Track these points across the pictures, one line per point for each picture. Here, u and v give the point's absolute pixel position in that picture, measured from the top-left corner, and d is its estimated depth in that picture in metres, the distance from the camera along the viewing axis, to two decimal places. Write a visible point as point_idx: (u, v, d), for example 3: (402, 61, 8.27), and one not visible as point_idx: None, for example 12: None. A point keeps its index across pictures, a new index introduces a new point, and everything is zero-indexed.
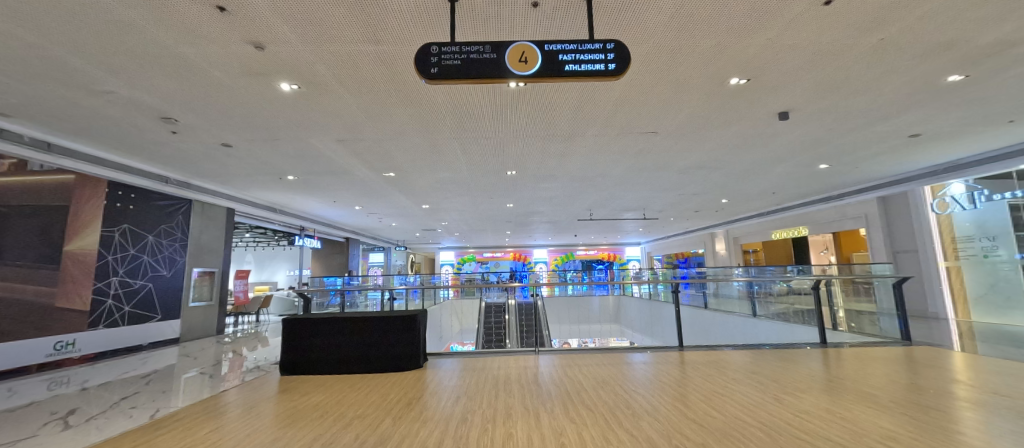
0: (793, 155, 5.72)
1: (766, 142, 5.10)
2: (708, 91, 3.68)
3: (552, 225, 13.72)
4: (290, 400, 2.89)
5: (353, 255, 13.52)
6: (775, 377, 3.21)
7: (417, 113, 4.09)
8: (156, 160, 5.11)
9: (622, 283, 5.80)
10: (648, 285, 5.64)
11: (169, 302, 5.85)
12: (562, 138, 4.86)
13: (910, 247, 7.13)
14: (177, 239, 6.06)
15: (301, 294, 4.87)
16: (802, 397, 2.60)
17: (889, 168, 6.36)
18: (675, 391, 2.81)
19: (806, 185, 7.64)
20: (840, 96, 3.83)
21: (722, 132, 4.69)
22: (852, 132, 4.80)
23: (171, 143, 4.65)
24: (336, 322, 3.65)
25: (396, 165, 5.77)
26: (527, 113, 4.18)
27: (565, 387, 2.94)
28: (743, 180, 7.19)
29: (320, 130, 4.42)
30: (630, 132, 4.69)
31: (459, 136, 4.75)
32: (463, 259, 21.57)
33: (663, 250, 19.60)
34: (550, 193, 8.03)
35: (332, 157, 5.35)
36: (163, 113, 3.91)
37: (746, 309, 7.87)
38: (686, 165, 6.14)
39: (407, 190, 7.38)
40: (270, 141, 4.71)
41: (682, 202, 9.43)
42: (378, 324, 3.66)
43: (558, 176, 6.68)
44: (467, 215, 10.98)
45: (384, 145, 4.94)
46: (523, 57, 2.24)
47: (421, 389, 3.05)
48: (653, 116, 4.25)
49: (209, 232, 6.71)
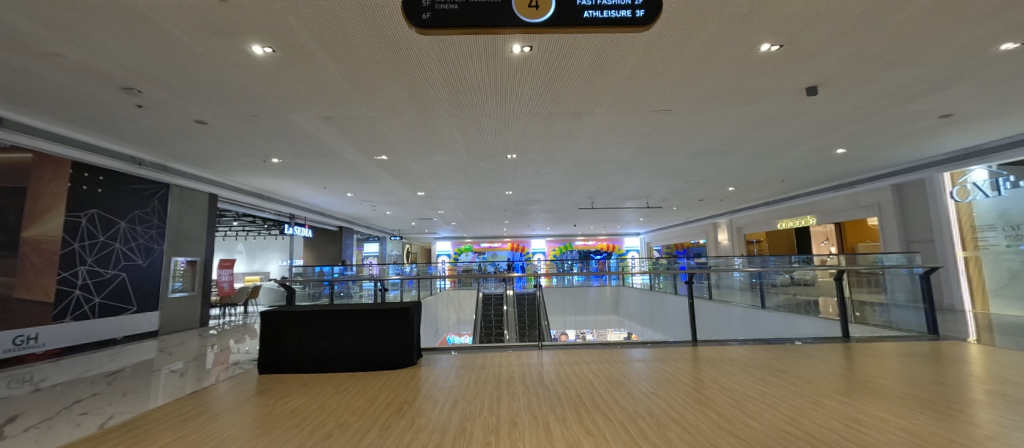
0: (812, 138, 5.38)
1: (787, 123, 4.75)
2: (733, 61, 3.30)
3: (552, 214, 13.39)
4: (265, 404, 2.55)
5: (347, 245, 13.14)
6: (804, 375, 2.91)
7: (409, 86, 3.69)
8: (125, 139, 4.68)
9: (620, 273, 5.40)
10: (648, 274, 5.17)
11: (146, 293, 5.47)
12: (568, 117, 4.49)
13: (926, 237, 6.86)
14: (153, 226, 5.65)
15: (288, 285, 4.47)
16: (847, 403, 2.29)
17: (910, 153, 6.04)
18: (700, 393, 2.50)
19: (818, 172, 7.32)
20: (877, 68, 3.47)
21: (741, 111, 4.34)
22: (881, 111, 4.45)
23: (139, 120, 4.22)
24: (321, 316, 3.31)
25: (389, 148, 5.38)
26: (531, 87, 3.79)
27: (575, 390, 2.61)
28: (754, 166, 6.86)
29: (302, 106, 4.00)
30: (642, 110, 4.32)
31: (455, 114, 4.36)
32: (460, 249, 21.27)
33: (663, 241, 19.38)
34: (552, 180, 7.68)
35: (319, 138, 4.96)
36: (124, 83, 3.49)
37: (747, 300, 7.66)
38: (697, 150, 5.79)
39: (401, 176, 7.00)
40: (248, 119, 4.29)
41: (686, 191, 9.12)
42: (368, 318, 3.29)
43: (561, 161, 6.32)
44: (464, 204, 10.63)
45: (374, 124, 4.54)
46: (533, 2, 1.86)
47: (414, 391, 2.72)
48: (669, 91, 3.88)
49: (189, 219, 6.29)
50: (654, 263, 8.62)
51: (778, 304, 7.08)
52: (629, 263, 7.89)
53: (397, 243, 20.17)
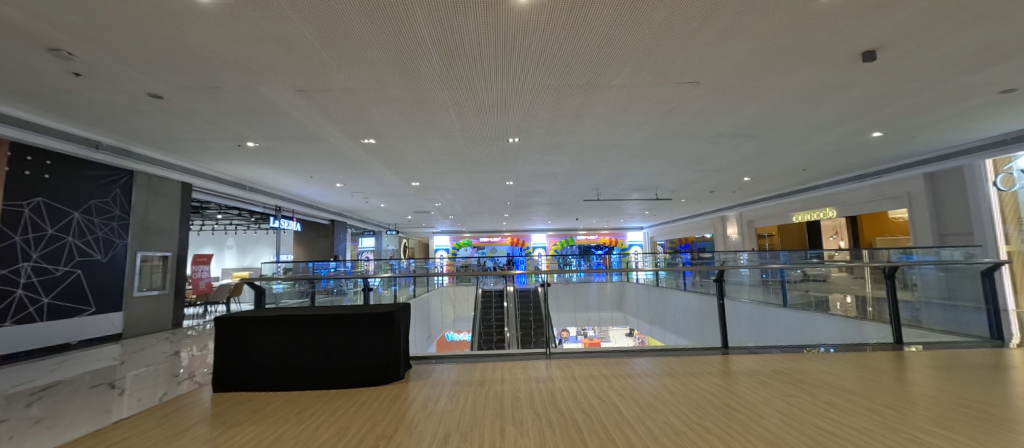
0: (849, 118, 4.83)
1: (827, 99, 4.18)
2: (783, 16, 2.73)
3: (554, 207, 12.85)
4: (203, 438, 1.99)
5: (340, 239, 12.59)
6: (875, 395, 2.39)
7: (393, 49, 3.12)
8: (72, 116, 4.08)
9: (621, 270, 4.64)
10: (651, 271, 4.51)
11: (108, 291, 4.91)
12: (578, 90, 3.92)
13: (962, 230, 6.33)
14: (114, 217, 5.07)
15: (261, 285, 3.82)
16: (960, 440, 1.74)
17: (952, 137, 5.49)
18: (758, 424, 1.95)
19: (845, 160, 6.77)
20: (951, 27, 2.91)
21: (778, 84, 3.78)
22: (937, 84, 3.89)
23: (81, 93, 3.63)
24: (288, 323, 2.76)
25: (377, 130, 4.82)
26: (538, 51, 3.22)
27: (598, 420, 2.05)
28: (777, 153, 6.31)
29: (271, 75, 3.43)
30: (664, 83, 3.76)
31: (450, 86, 3.79)
32: (458, 244, 20.77)
33: (667, 235, 18.89)
34: (557, 168, 7.11)
35: (297, 117, 4.37)
36: (50, 44, 2.90)
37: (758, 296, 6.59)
38: (719, 133, 5.23)
39: (392, 163, 6.42)
40: (211, 92, 3.72)
41: (698, 181, 8.58)
42: (345, 325, 2.76)
43: (567, 146, 5.76)
44: (462, 196, 10.07)
45: (357, 100, 3.97)
46: None
47: (395, 419, 2.16)
48: (699, 57, 3.31)
49: (159, 209, 5.71)
50: (655, 258, 8.08)
51: (793, 301, 6.53)
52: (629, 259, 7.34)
53: (394, 237, 19.65)
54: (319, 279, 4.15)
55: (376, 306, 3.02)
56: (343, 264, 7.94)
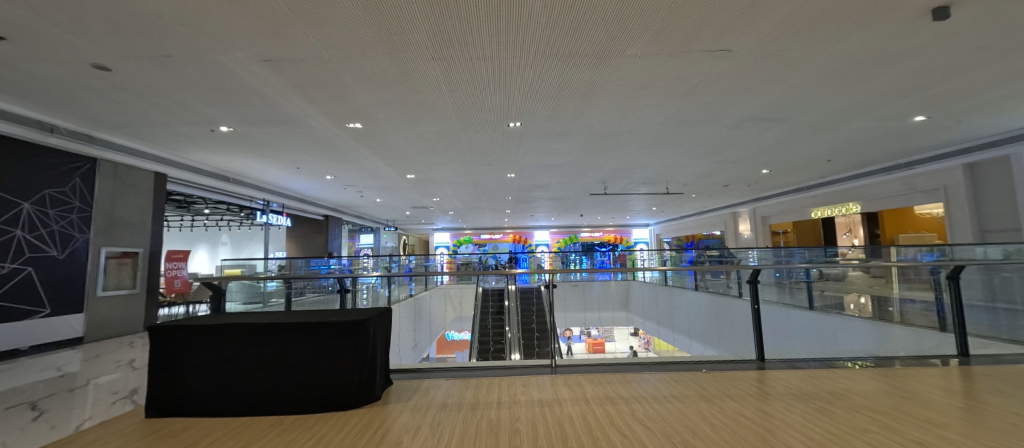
0: (893, 99, 4.28)
1: (875, 73, 3.64)
2: None
3: (558, 203, 12.33)
4: None
5: (335, 236, 12.12)
6: (974, 428, 1.87)
7: (370, 7, 2.61)
8: (13, 93, 3.60)
9: (625, 269, 4.01)
10: (657, 271, 3.90)
11: (67, 291, 4.46)
12: (589, 62, 3.41)
13: (1007, 226, 5.76)
14: (73, 210, 4.60)
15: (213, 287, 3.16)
16: None
17: (1003, 121, 4.92)
18: None
19: (876, 149, 6.21)
20: None
21: (822, 52, 3.24)
22: (1006, 55, 3.35)
23: (15, 63, 3.15)
24: (238, 332, 2.25)
25: (362, 111, 4.31)
26: (543, 11, 2.69)
27: None
28: (804, 142, 5.76)
29: (229, 41, 2.92)
30: (689, 52, 3.23)
31: (440, 56, 3.27)
32: (459, 241, 20.32)
33: (674, 232, 18.30)
34: (561, 159, 6.60)
35: (269, 95, 3.86)
36: None
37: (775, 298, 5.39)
38: (744, 116, 4.70)
39: (383, 153, 5.92)
40: (166, 63, 3.22)
41: (712, 174, 8.04)
42: (308, 336, 2.26)
43: (574, 133, 5.24)
44: (461, 190, 9.56)
45: (335, 73, 3.46)
46: None
47: None
48: (735, 19, 2.78)
49: (128, 201, 5.23)
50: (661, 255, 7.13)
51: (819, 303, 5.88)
52: (637, 256, 6.81)
53: (393, 234, 19.21)
54: (294, 279, 3.54)
55: (349, 312, 2.53)
56: (341, 260, 7.43)
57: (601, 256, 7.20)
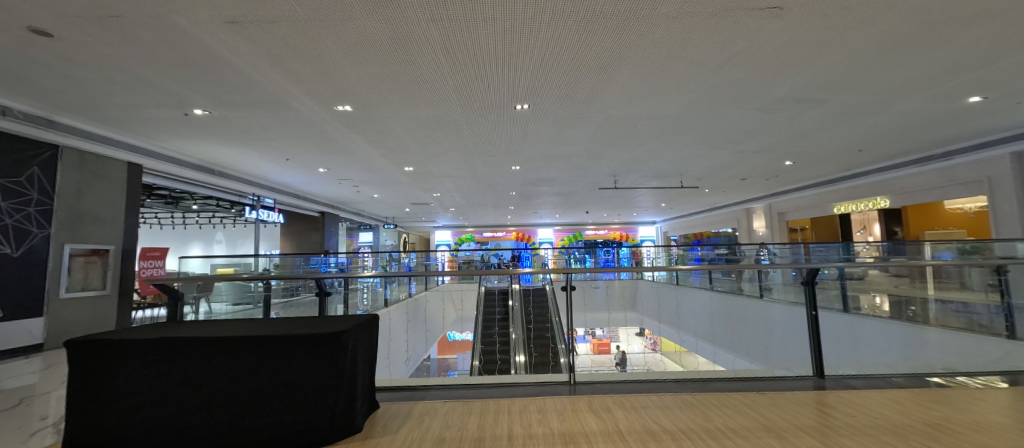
0: (953, 73, 3.77)
1: (942, 39, 3.14)
2: None
3: (563, 199, 11.83)
4: None
5: (331, 233, 11.65)
6: None
7: None
8: None
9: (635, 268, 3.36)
10: (665, 270, 3.20)
11: (22, 292, 4.00)
12: (611, 25, 2.91)
13: None
14: (31, 202, 4.13)
15: (167, 291, 2.62)
16: None
17: None
18: None
19: (916, 136, 5.69)
20: None
21: (889, 10, 2.74)
22: None
23: None
24: (187, 347, 1.73)
25: (351, 89, 3.82)
26: None
27: None
28: (839, 127, 5.24)
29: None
30: (732, 10, 2.72)
31: (437, 17, 2.78)
32: (461, 239, 19.85)
33: (681, 230, 17.78)
34: (570, 148, 6.11)
35: (244, 70, 3.39)
36: None
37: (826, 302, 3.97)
38: (780, 95, 4.19)
39: (378, 141, 5.44)
40: (118, 27, 2.75)
41: (731, 166, 7.54)
42: (268, 351, 1.77)
43: (586, 118, 4.75)
44: (462, 184, 9.07)
45: (315, 39, 2.98)
46: None
47: None
48: None
49: (96, 194, 4.77)
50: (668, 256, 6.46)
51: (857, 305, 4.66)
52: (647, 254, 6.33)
53: (393, 232, 18.76)
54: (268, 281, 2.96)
55: (325, 321, 2.05)
56: (340, 258, 6.99)
57: (609, 253, 6.72)
